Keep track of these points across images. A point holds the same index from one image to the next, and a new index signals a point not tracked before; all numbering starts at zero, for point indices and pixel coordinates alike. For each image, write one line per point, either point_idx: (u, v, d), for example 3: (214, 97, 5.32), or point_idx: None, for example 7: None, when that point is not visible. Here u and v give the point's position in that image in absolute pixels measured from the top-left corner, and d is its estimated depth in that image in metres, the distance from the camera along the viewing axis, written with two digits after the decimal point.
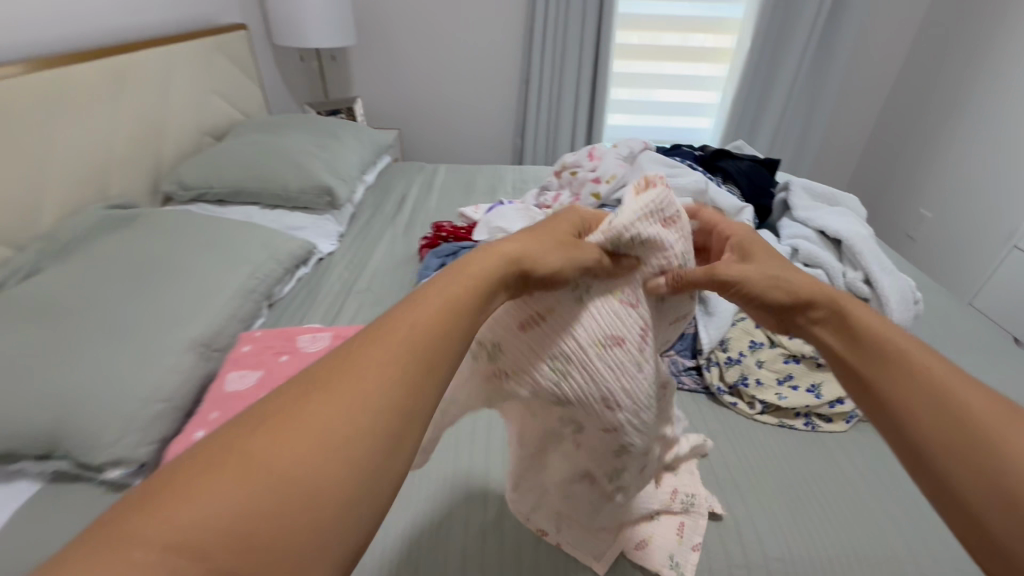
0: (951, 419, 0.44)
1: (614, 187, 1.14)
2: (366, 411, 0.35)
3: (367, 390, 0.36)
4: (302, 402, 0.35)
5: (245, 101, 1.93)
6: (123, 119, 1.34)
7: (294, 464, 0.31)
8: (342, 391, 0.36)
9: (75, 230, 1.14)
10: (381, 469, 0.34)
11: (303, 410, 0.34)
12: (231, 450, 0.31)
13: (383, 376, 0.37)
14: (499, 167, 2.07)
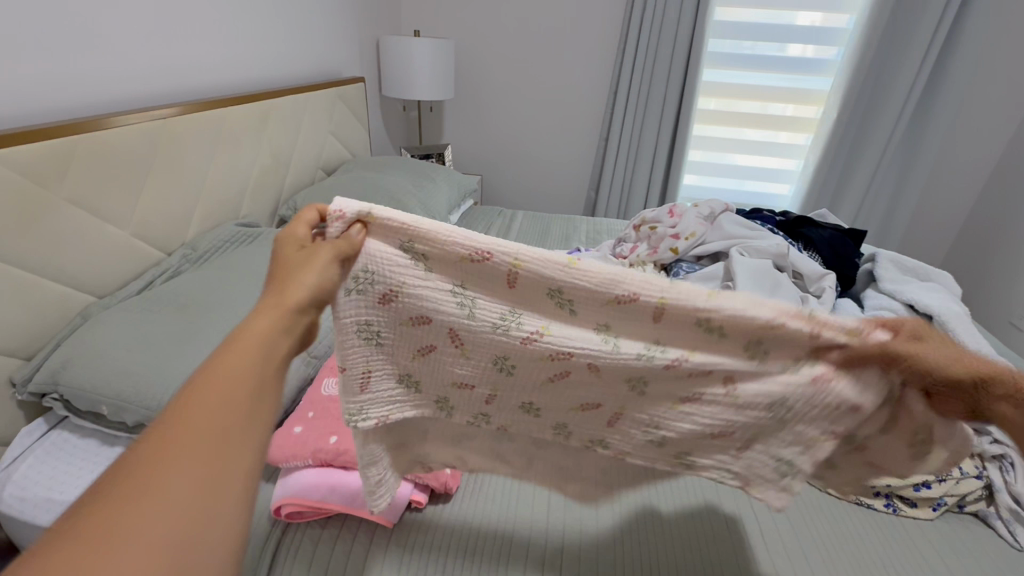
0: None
1: (693, 244, 1.19)
2: (215, 415, 0.41)
3: (225, 403, 0.42)
4: (152, 450, 0.38)
5: (354, 143, 2.17)
6: (261, 151, 1.57)
7: (185, 486, 0.37)
8: (206, 426, 0.40)
9: (211, 241, 1.34)
10: (248, 449, 0.42)
11: (166, 459, 0.37)
12: (117, 496, 0.35)
13: (235, 390, 0.43)
14: (574, 218, 2.16)
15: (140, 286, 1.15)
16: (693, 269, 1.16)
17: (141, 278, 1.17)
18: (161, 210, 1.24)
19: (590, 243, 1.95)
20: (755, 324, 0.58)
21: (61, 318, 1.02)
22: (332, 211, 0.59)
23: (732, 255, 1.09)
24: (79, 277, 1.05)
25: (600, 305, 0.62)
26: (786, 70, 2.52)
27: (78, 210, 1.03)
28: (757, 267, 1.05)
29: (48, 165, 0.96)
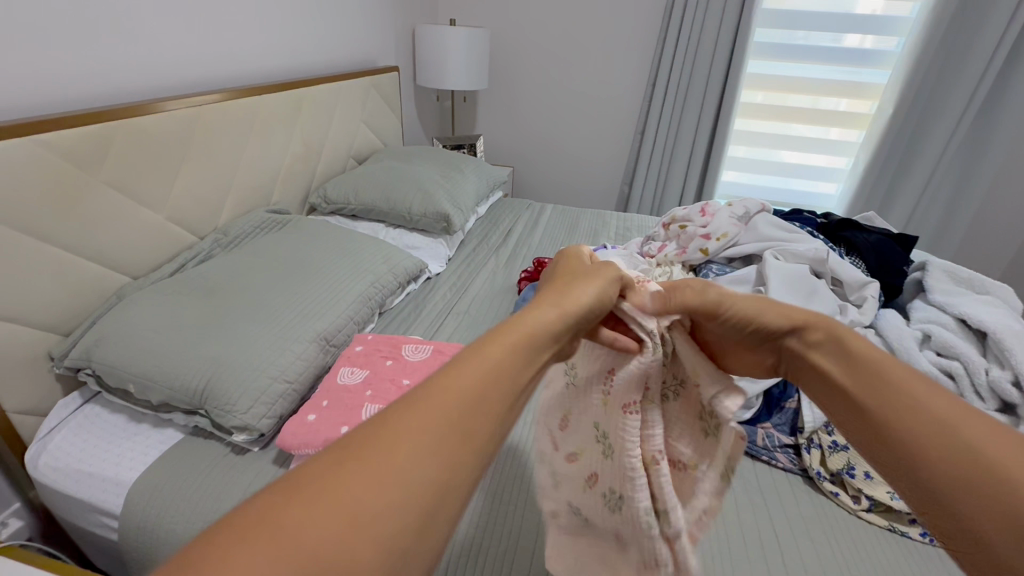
0: (964, 445, 0.39)
1: (724, 246, 1.13)
2: (456, 402, 0.35)
3: (437, 419, 0.34)
4: (370, 478, 0.30)
5: (386, 132, 2.18)
6: (293, 140, 1.59)
7: (332, 519, 0.28)
8: (407, 439, 0.32)
9: (242, 227, 1.37)
10: (471, 469, 0.34)
11: (344, 476, 0.30)
12: (281, 517, 0.28)
13: (465, 398, 0.36)
14: (604, 213, 2.11)
15: (172, 268, 1.18)
16: (723, 272, 1.11)
17: (174, 261, 1.20)
18: (193, 196, 1.27)
19: (619, 239, 1.90)
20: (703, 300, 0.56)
21: (97, 297, 1.06)
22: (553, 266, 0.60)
23: (765, 258, 1.04)
24: (115, 258, 1.09)
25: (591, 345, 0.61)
26: (839, 62, 2.38)
27: (116, 194, 1.07)
28: (793, 272, 0.99)
29: (89, 149, 1.00)
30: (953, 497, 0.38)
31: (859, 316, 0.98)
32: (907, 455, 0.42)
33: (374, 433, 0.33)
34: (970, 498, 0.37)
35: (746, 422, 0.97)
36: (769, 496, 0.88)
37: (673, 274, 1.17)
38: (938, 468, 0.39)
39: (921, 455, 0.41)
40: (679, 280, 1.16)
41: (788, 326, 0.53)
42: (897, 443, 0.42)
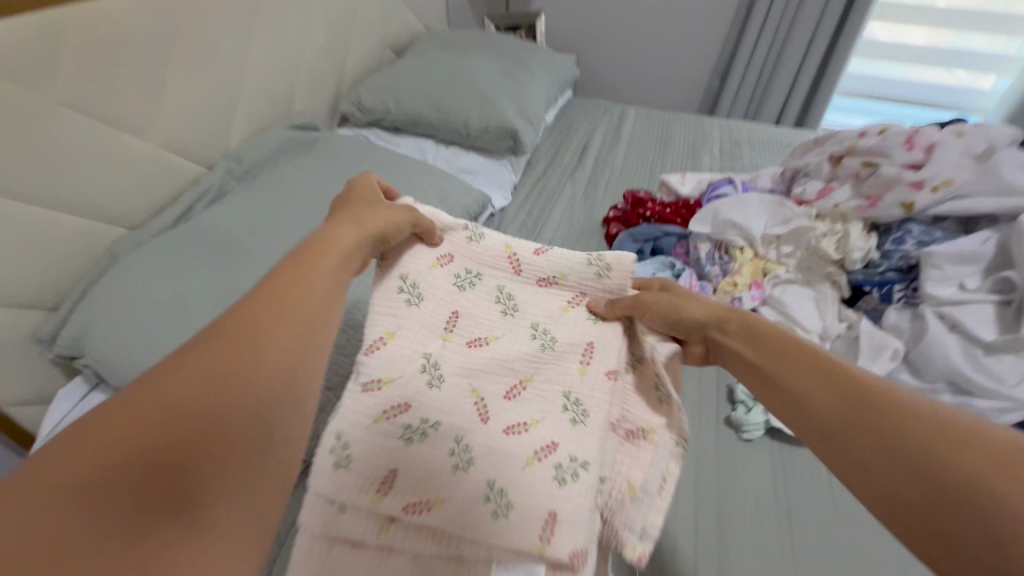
0: (900, 422, 0.37)
1: (942, 198, 0.76)
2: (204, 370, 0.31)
3: (241, 359, 0.33)
4: (186, 433, 0.29)
5: (427, 9, 1.72)
6: (312, 27, 1.21)
7: (151, 459, 0.28)
8: (213, 378, 0.31)
9: (258, 152, 1.07)
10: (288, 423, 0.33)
11: (136, 429, 0.28)
12: (58, 473, 0.26)
13: (209, 356, 0.32)
14: (703, 119, 1.68)
15: (174, 215, 0.92)
16: (929, 237, 0.78)
17: (176, 203, 0.94)
18: (188, 113, 0.96)
19: (726, 157, 1.50)
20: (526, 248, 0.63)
21: (86, 259, 0.83)
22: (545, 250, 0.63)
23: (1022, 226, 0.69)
24: (96, 206, 0.83)
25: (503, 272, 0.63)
26: None
27: (81, 118, 0.78)
28: None
29: (24, 54, 0.69)
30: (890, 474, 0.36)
31: None
32: (843, 436, 0.39)
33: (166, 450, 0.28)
34: (909, 482, 0.34)
35: None
36: None
37: (847, 236, 0.83)
38: (875, 453, 0.37)
39: (857, 438, 0.38)
40: (857, 244, 0.82)
41: (711, 318, 0.55)
42: (844, 425, 0.39)
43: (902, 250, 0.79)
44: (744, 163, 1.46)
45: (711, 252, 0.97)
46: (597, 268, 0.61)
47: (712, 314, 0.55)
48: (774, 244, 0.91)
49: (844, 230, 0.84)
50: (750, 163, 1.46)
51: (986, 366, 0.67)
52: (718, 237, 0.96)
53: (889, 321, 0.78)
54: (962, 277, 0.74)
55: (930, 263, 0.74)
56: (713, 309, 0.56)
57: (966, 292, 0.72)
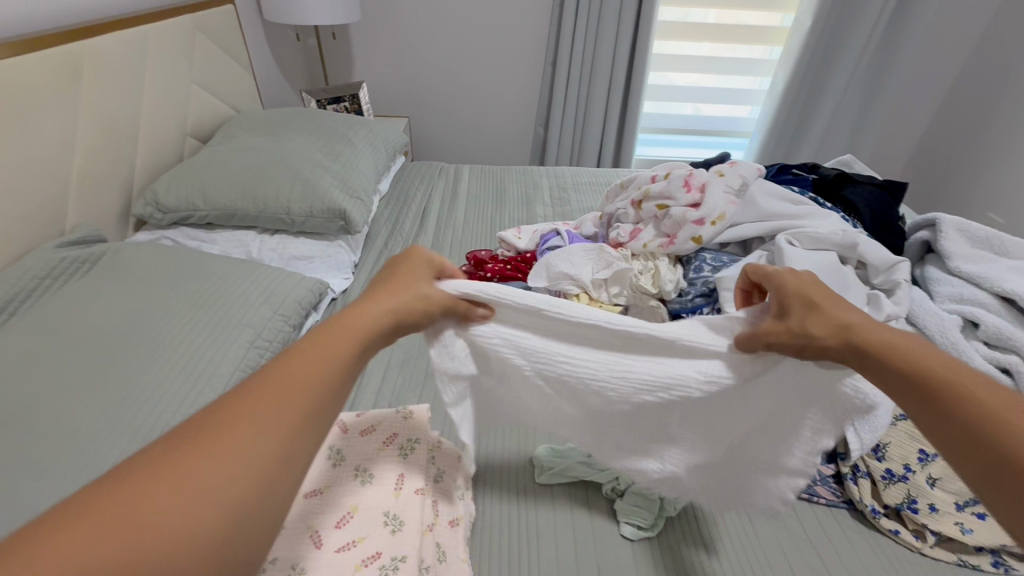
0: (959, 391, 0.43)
1: (721, 229, 0.88)
2: (228, 439, 0.36)
3: (305, 380, 0.41)
4: (193, 465, 0.34)
5: (233, 91, 1.61)
6: (79, 127, 1.05)
7: (202, 481, 0.33)
8: (230, 440, 0.36)
9: (12, 284, 0.86)
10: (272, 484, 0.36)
11: (192, 457, 0.34)
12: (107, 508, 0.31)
13: (242, 428, 0.37)
14: (531, 171, 1.79)
15: None
16: (720, 262, 0.89)
17: None
18: None
19: (556, 203, 1.60)
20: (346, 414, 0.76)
21: None
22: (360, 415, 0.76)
23: (781, 245, 0.81)
24: None
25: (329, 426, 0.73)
26: None
27: None
28: (818, 263, 0.78)
29: None
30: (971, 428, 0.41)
31: (895, 308, 0.79)
32: (929, 404, 0.44)
33: (172, 485, 0.33)
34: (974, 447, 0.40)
35: None
36: (827, 554, 0.71)
37: (659, 271, 0.92)
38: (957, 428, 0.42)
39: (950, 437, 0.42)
40: (668, 277, 0.90)
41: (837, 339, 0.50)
42: (926, 407, 0.44)
43: (703, 276, 0.89)
44: (573, 205, 1.58)
45: None
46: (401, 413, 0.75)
47: (839, 333, 0.50)
48: (603, 286, 0.96)
49: (655, 266, 0.93)
50: (578, 205, 1.58)
51: None
52: (556, 289, 0.98)
53: None
54: None
55: (724, 287, 0.84)
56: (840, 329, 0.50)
57: None
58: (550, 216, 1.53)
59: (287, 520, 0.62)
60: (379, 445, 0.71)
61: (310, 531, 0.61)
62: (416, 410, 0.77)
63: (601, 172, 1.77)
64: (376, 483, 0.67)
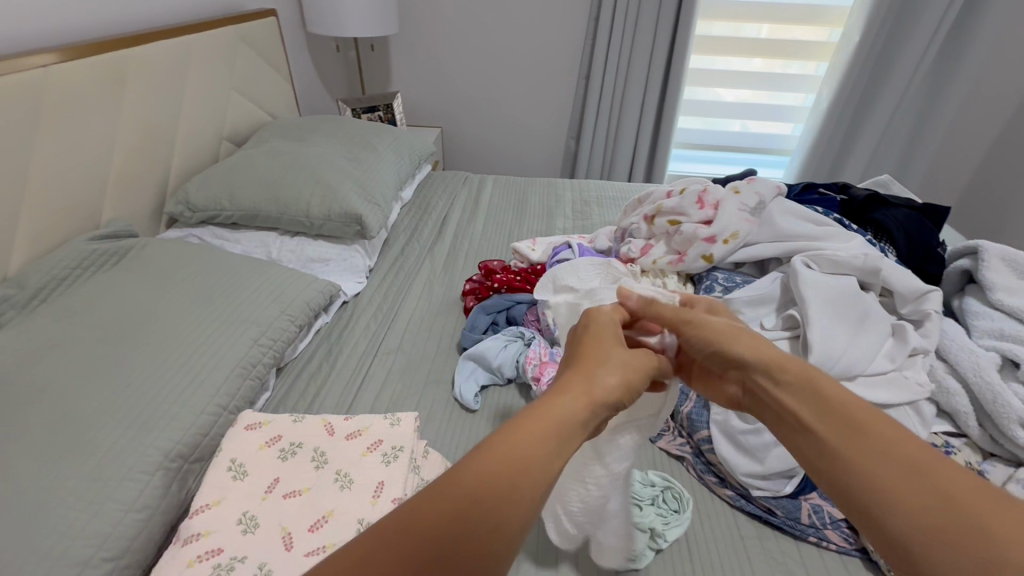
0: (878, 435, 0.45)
1: (735, 248, 0.84)
2: (480, 499, 0.37)
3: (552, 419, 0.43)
4: (454, 523, 0.35)
5: (272, 98, 1.69)
6: (120, 128, 1.11)
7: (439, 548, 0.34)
8: (485, 496, 0.37)
9: (46, 274, 0.92)
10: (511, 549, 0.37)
11: (482, 493, 0.37)
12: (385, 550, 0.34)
13: (500, 494, 0.37)
14: (555, 183, 1.78)
15: None
16: (732, 283, 0.84)
17: None
18: None
19: (577, 216, 1.58)
20: (334, 417, 0.76)
21: None
22: (347, 418, 0.75)
23: (796, 267, 0.77)
24: None
25: (316, 427, 0.73)
26: None
27: None
28: (836, 289, 0.73)
29: None
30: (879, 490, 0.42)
31: (923, 342, 0.73)
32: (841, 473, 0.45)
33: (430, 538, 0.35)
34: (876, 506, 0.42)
35: (787, 496, 0.74)
36: None
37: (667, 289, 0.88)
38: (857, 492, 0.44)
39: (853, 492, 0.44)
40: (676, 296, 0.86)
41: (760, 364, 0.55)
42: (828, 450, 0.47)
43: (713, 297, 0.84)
44: (593, 220, 1.56)
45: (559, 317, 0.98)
46: (388, 418, 0.75)
47: (766, 362, 0.55)
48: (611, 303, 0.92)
49: (664, 283, 0.89)
50: (598, 219, 1.55)
51: None
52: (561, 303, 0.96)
53: None
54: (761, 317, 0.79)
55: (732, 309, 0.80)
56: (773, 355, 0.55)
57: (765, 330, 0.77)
58: (569, 229, 1.51)
59: (261, 519, 0.62)
60: (363, 450, 0.70)
61: (282, 534, 0.61)
62: (405, 417, 0.76)
63: (627, 186, 1.74)
64: (354, 488, 0.66)
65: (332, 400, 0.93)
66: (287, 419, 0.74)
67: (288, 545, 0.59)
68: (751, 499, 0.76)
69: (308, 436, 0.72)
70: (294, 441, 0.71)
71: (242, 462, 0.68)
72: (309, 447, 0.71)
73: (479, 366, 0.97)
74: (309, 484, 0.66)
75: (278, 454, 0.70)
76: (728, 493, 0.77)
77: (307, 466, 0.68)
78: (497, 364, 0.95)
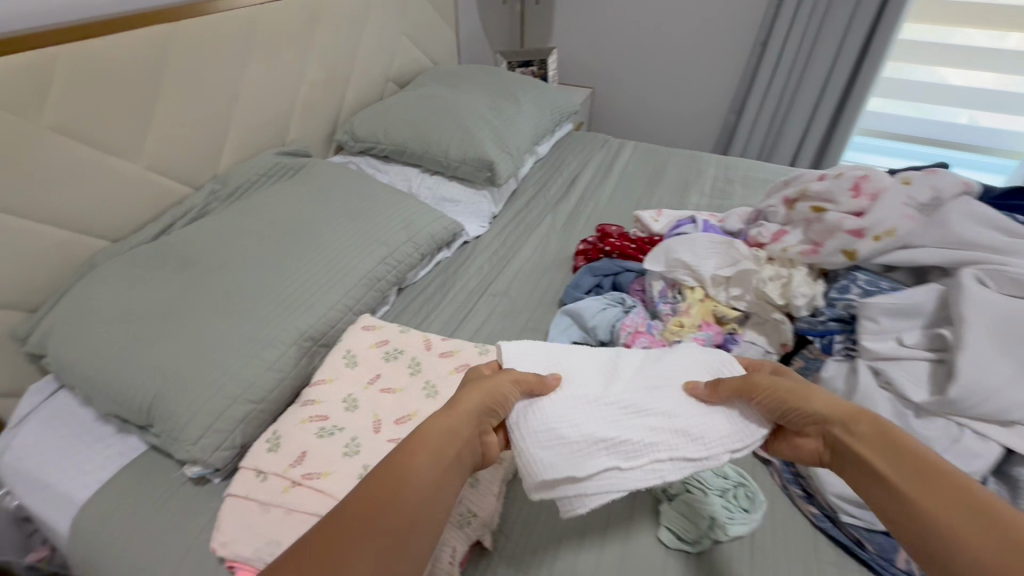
0: (928, 508, 0.45)
1: (887, 248, 0.74)
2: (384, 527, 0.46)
3: (441, 468, 0.51)
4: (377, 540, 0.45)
5: (436, 45, 1.81)
6: (310, 62, 1.30)
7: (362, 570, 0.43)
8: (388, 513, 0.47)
9: (243, 177, 1.14)
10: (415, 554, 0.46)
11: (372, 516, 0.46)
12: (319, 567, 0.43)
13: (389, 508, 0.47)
14: (699, 156, 1.66)
15: (156, 230, 0.99)
16: (874, 287, 0.74)
17: (160, 220, 1.01)
18: (180, 141, 1.04)
19: (715, 195, 1.47)
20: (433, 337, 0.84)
21: (64, 269, 0.90)
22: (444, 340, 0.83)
23: (962, 281, 0.65)
24: (83, 220, 0.91)
25: (417, 341, 0.83)
26: None
27: (70, 140, 0.86)
28: (1010, 314, 0.61)
29: (15, 81, 0.78)
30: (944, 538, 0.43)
31: None
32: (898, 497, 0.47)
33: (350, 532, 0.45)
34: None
35: (883, 532, 0.65)
36: None
37: (791, 280, 0.80)
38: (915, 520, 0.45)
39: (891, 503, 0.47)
40: (801, 290, 0.78)
41: (838, 414, 0.54)
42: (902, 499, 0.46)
43: (846, 298, 0.75)
44: (733, 200, 1.43)
45: (665, 291, 0.95)
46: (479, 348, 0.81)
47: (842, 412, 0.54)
48: (724, 285, 0.89)
49: (789, 274, 0.81)
50: (739, 201, 1.43)
51: (917, 428, 0.61)
52: (670, 276, 0.94)
53: (828, 374, 0.72)
54: (901, 332, 0.69)
55: (866, 315, 0.70)
56: (845, 406, 0.54)
57: (902, 347, 0.68)
58: (702, 207, 1.41)
59: (361, 403, 0.73)
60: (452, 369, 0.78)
61: (373, 420, 0.70)
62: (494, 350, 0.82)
63: (782, 169, 1.56)
64: (434, 398, 0.73)
65: (437, 325, 1.02)
66: (395, 329, 0.84)
67: (375, 429, 0.69)
68: (839, 523, 0.68)
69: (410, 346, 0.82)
70: (397, 348, 0.81)
71: (354, 354, 0.80)
72: (408, 356, 0.80)
73: (574, 324, 0.95)
74: (402, 385, 0.76)
75: (382, 354, 0.80)
76: (812, 510, 0.70)
77: (402, 370, 0.78)
78: (592, 324, 0.92)
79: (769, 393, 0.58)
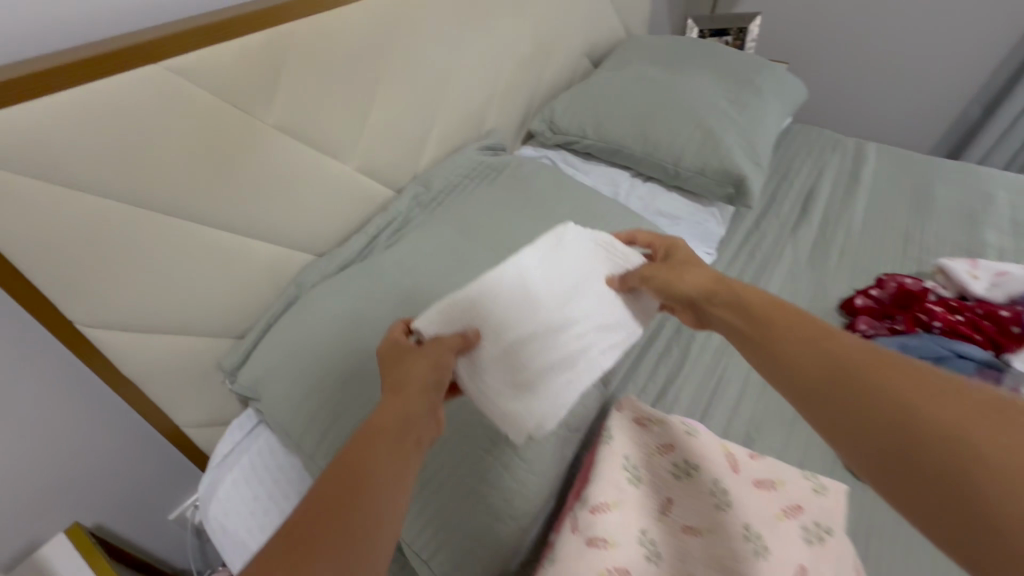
0: (867, 384, 0.35)
1: None
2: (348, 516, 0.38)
3: (401, 438, 0.45)
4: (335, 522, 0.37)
5: (632, 9, 1.50)
6: (518, 34, 1.07)
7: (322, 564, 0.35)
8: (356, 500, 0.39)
9: (446, 178, 0.95)
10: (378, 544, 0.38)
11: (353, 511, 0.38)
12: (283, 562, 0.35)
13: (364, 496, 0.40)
14: (978, 172, 1.26)
15: (361, 245, 0.84)
16: None
17: (364, 231, 0.85)
18: (389, 135, 0.87)
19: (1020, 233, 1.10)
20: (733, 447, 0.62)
21: (270, 289, 0.77)
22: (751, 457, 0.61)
23: None
24: (291, 232, 0.76)
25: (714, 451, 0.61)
26: None
27: (294, 142, 0.72)
28: None
29: (249, 71, 0.63)
30: (920, 433, 0.31)
31: None
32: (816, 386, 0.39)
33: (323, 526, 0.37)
34: (877, 437, 0.33)
35: None
36: None
37: None
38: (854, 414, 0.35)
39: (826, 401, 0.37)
40: None
41: (703, 292, 0.55)
42: (804, 375, 0.40)
43: None
44: None
45: None
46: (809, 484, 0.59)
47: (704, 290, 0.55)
48: None
49: None
50: None
51: None
52: None
53: None
54: None
55: None
56: (710, 282, 0.56)
57: None
58: (1007, 250, 1.05)
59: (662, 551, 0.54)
60: (777, 513, 0.56)
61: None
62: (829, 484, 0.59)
63: None
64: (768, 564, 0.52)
65: (686, 398, 0.80)
66: (682, 428, 0.63)
67: None
68: None
69: (708, 461, 0.60)
70: (691, 460, 0.60)
71: (637, 464, 0.60)
72: (707, 475, 0.59)
73: None
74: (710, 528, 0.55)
75: (672, 468, 0.60)
76: None
77: (705, 499, 0.57)
78: None
79: (653, 277, 0.60)
